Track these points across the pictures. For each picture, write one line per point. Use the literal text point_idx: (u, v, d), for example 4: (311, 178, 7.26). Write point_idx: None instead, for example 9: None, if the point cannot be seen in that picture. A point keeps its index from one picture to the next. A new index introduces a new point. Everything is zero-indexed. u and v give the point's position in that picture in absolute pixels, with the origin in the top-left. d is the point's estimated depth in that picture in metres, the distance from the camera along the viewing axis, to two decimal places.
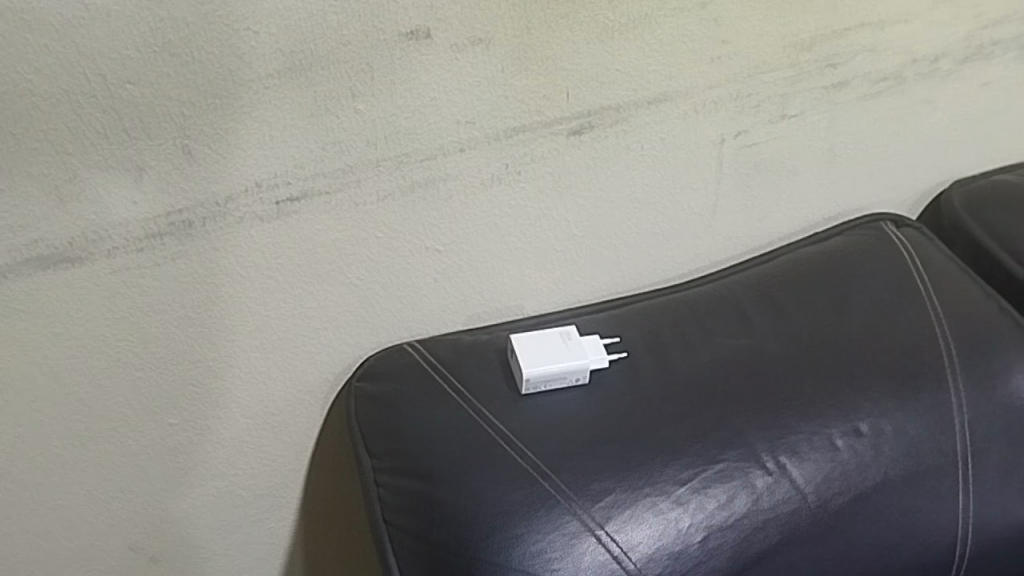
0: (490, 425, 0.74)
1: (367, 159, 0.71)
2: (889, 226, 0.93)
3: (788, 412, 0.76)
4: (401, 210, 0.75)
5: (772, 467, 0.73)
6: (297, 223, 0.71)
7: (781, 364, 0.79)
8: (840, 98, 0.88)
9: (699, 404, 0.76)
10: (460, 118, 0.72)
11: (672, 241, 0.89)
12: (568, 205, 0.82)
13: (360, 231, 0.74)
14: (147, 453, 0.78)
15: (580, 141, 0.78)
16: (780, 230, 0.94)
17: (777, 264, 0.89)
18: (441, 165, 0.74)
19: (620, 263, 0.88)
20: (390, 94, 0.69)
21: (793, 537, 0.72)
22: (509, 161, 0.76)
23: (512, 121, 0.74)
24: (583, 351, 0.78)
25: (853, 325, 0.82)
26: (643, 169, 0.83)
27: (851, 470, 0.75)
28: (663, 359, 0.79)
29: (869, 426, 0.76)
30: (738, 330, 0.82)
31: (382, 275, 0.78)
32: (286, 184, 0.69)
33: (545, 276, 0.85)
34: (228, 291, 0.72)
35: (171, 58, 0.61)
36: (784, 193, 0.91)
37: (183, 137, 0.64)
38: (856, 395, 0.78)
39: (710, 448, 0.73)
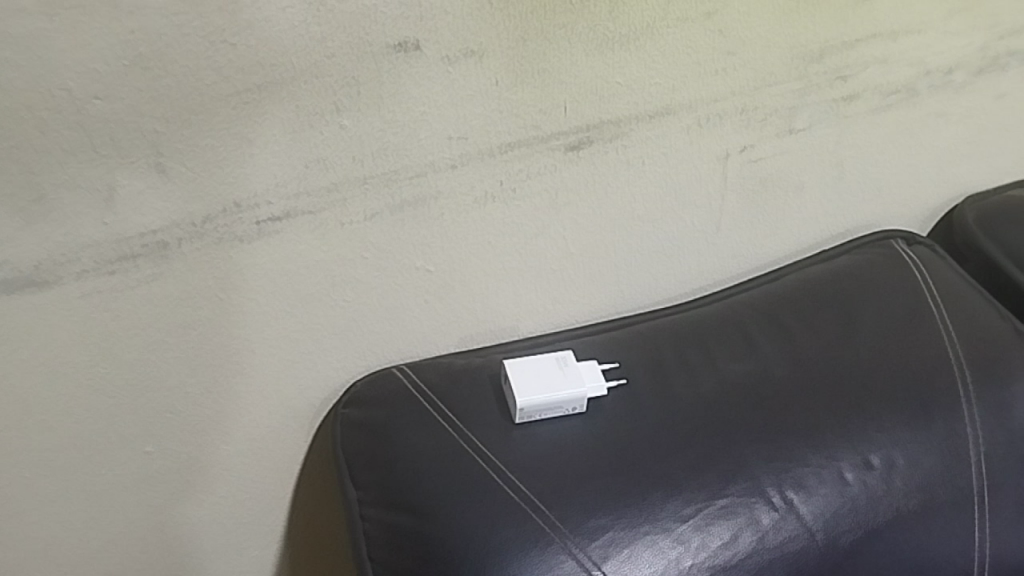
0: (481, 455, 0.70)
1: (354, 176, 0.67)
2: (899, 246, 0.90)
3: (795, 442, 0.72)
4: (389, 229, 0.71)
5: (777, 503, 0.69)
6: (279, 244, 0.68)
7: (788, 392, 0.75)
8: (850, 111, 0.84)
9: (701, 434, 0.72)
10: (453, 133, 0.69)
11: (673, 259, 0.86)
12: (566, 223, 0.78)
13: (347, 251, 0.71)
14: (122, 481, 0.74)
15: (578, 157, 0.75)
16: (785, 246, 0.91)
17: (782, 287, 0.86)
18: (432, 182, 0.70)
19: (620, 282, 0.85)
20: (377, 109, 0.65)
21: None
22: (505, 178, 0.73)
23: (508, 136, 0.71)
24: (581, 378, 0.74)
25: (862, 350, 0.79)
26: (644, 184, 0.79)
27: (862, 505, 0.71)
28: (664, 386, 0.75)
29: (880, 459, 0.72)
30: (742, 355, 0.78)
31: (371, 296, 0.74)
32: (268, 203, 0.65)
33: (541, 296, 0.82)
34: (206, 314, 0.69)
35: (143, 72, 0.57)
36: (789, 210, 0.88)
37: (157, 155, 0.60)
38: (868, 425, 0.74)
39: (713, 482, 0.70)
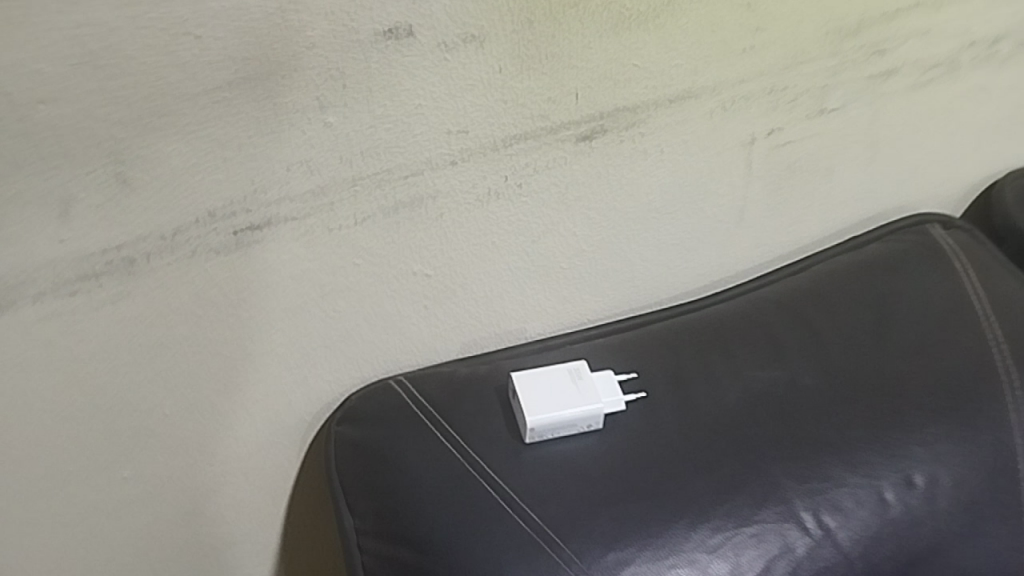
0: (489, 481, 0.64)
1: (342, 179, 0.60)
2: (937, 233, 0.83)
3: (830, 459, 0.66)
4: (384, 234, 0.64)
5: (812, 528, 0.64)
6: (262, 254, 0.61)
7: (821, 402, 0.69)
8: (885, 88, 0.77)
9: (728, 453, 0.66)
10: (452, 127, 0.61)
11: (692, 252, 0.79)
12: (576, 219, 0.71)
13: (337, 259, 0.64)
14: (99, 510, 0.68)
15: (590, 148, 0.68)
16: (811, 234, 0.84)
17: (811, 281, 0.79)
18: (429, 181, 0.63)
19: (634, 279, 0.78)
20: (366, 103, 0.57)
21: None
22: (510, 173, 0.66)
23: (513, 128, 0.64)
24: (596, 393, 0.68)
25: (899, 352, 0.73)
26: (662, 174, 0.72)
27: (903, 529, 0.66)
28: (686, 398, 0.69)
29: (923, 477, 0.67)
30: (770, 360, 0.72)
31: (364, 305, 0.68)
32: (246, 211, 0.58)
33: (550, 296, 0.75)
34: (183, 332, 0.62)
35: (95, 71, 0.49)
36: (816, 194, 0.81)
37: (117, 163, 0.53)
38: (909, 439, 0.68)
39: (742, 507, 0.64)
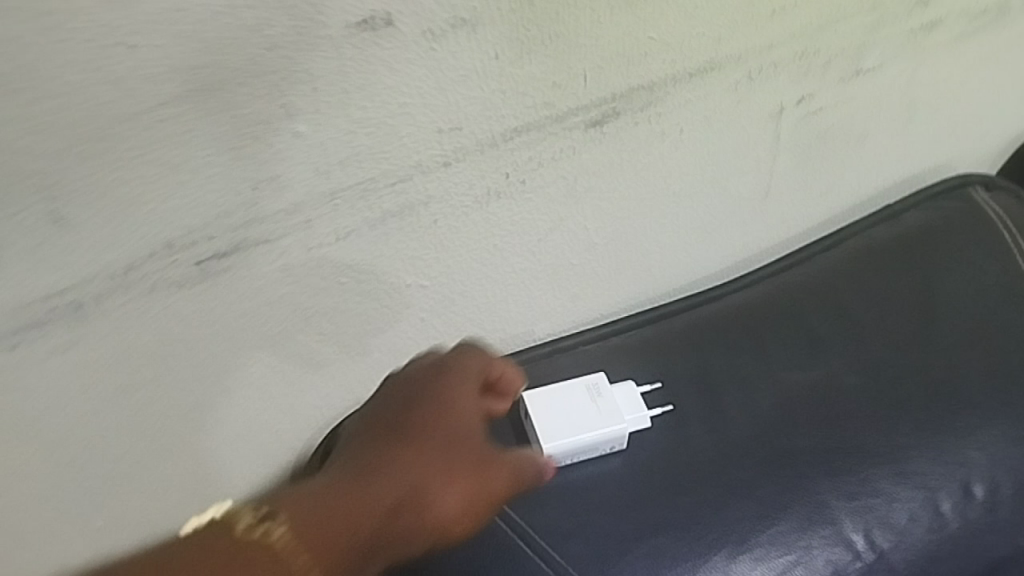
0: (502, 516, 0.58)
1: (319, 193, 0.52)
2: (980, 196, 0.75)
3: (880, 470, 0.60)
4: (370, 247, 0.56)
5: (864, 551, 0.58)
6: (232, 282, 0.53)
7: (866, 405, 0.63)
8: (927, 41, 0.68)
9: (768, 471, 0.60)
10: (443, 125, 0.53)
11: (714, 234, 0.71)
12: (587, 211, 0.63)
13: (319, 279, 0.56)
14: (71, 565, 0.60)
15: (602, 134, 0.59)
16: (843, 203, 0.76)
17: (845, 257, 0.72)
18: (420, 186, 0.55)
19: (652, 267, 0.70)
20: (342, 106, 0.49)
21: None
22: (513, 169, 0.58)
23: (514, 120, 0.55)
24: (618, 412, 0.62)
25: (950, 343, 0.66)
26: (681, 155, 0.64)
27: (962, 544, 0.60)
28: (716, 408, 0.63)
29: (983, 487, 0.61)
30: (806, 359, 0.65)
31: (355, 324, 0.60)
32: (209, 238, 0.50)
33: (560, 294, 0.67)
34: (148, 373, 0.54)
35: (9, 97, 0.40)
36: (849, 161, 0.73)
37: (49, 199, 0.44)
38: (965, 443, 0.61)
39: (786, 532, 0.58)
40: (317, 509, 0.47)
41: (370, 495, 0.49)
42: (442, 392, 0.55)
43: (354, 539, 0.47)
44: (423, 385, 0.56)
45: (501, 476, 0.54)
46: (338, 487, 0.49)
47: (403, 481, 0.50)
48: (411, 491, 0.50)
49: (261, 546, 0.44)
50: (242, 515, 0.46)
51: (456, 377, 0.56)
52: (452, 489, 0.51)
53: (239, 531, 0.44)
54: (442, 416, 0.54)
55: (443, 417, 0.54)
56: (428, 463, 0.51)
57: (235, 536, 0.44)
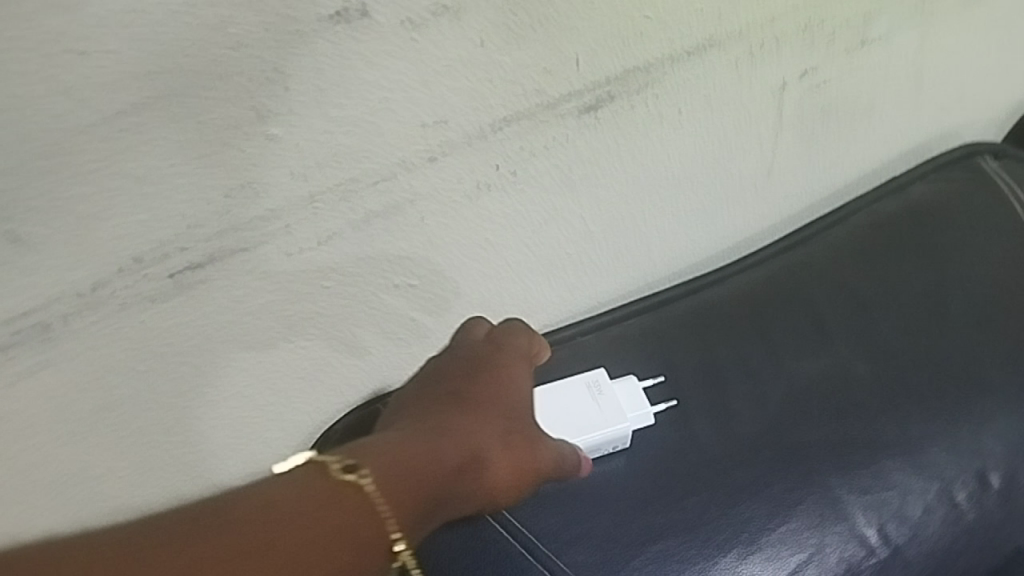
0: (503, 524, 0.55)
1: (297, 197, 0.48)
2: (990, 166, 0.73)
3: (894, 461, 0.58)
4: (355, 250, 0.53)
5: (878, 546, 0.57)
6: (209, 295, 0.49)
7: (877, 394, 0.61)
8: (931, 7, 0.67)
9: (778, 466, 0.58)
10: (428, 119, 0.50)
11: (715, 216, 0.68)
12: (583, 199, 0.60)
13: (302, 285, 0.52)
14: None
15: (596, 120, 0.57)
16: (848, 179, 0.73)
17: (851, 234, 0.69)
18: (405, 183, 0.52)
19: (650, 253, 0.67)
20: (318, 104, 0.46)
21: None
22: (502, 160, 0.54)
23: (502, 109, 0.53)
24: (620, 409, 0.59)
25: (963, 325, 0.64)
26: (679, 136, 0.61)
27: (978, 533, 0.59)
28: (720, 400, 0.61)
29: (999, 476, 0.60)
30: (813, 347, 0.63)
31: (341, 328, 0.56)
32: (181, 250, 0.47)
33: (557, 286, 0.64)
34: (125, 391, 0.50)
35: None
36: (854, 134, 0.70)
37: (3, 219, 0.41)
38: (981, 430, 0.60)
39: (798, 529, 0.56)
40: (397, 459, 0.42)
41: (444, 451, 0.44)
42: (500, 358, 0.51)
43: (428, 499, 0.42)
44: (479, 348, 0.51)
45: (551, 444, 0.50)
46: (410, 439, 0.44)
47: (470, 440, 0.46)
48: (477, 452, 0.46)
49: (351, 499, 0.39)
50: (325, 459, 0.41)
51: (511, 346, 0.52)
52: (510, 456, 0.48)
53: (325, 480, 0.39)
54: (505, 381, 0.50)
55: (506, 381, 0.50)
56: (492, 426, 0.47)
57: (322, 488, 0.39)
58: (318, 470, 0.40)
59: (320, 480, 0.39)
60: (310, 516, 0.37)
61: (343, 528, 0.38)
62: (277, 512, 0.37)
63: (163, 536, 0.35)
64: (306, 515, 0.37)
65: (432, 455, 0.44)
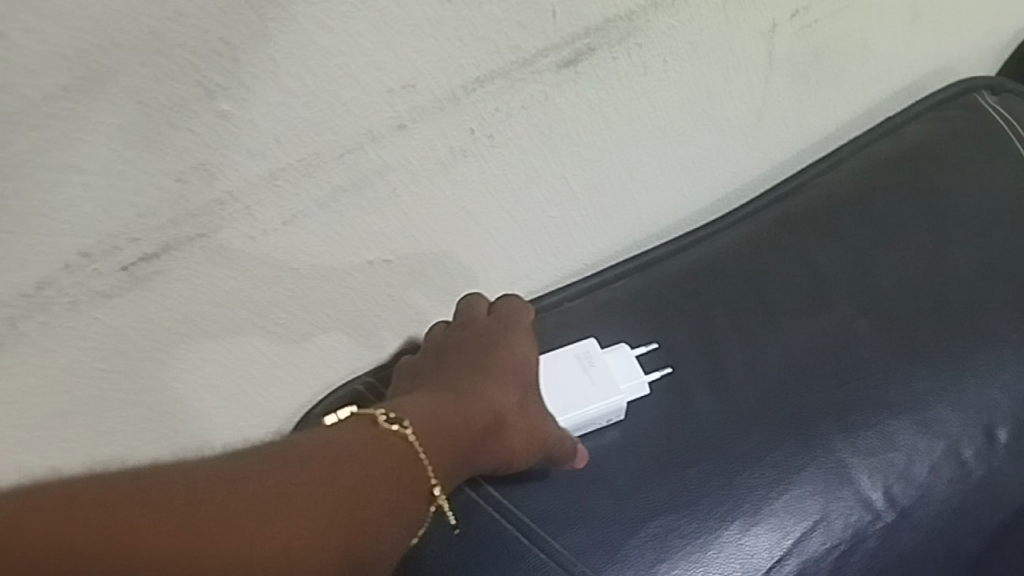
0: (497, 508, 0.53)
1: (257, 176, 0.44)
2: (988, 102, 0.69)
3: (897, 419, 0.57)
4: (323, 229, 0.49)
5: (884, 510, 0.55)
6: (168, 287, 0.45)
7: (878, 350, 0.59)
8: None
9: (780, 431, 0.56)
10: (395, 83, 0.46)
11: (704, 170, 0.65)
12: (566, 160, 0.57)
13: (268, 269, 0.48)
14: None
15: (575, 75, 0.53)
16: (840, 122, 0.69)
17: (847, 181, 0.66)
18: (374, 155, 0.48)
19: (638, 212, 0.63)
20: (272, 75, 0.42)
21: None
22: (477, 124, 0.51)
23: (475, 69, 0.49)
24: (613, 380, 0.56)
25: (965, 274, 0.62)
26: (665, 87, 0.58)
27: (988, 491, 0.58)
28: (716, 365, 0.59)
29: (1006, 431, 0.58)
30: (812, 303, 0.61)
31: (317, 311, 0.52)
32: (132, 241, 0.42)
33: (542, 252, 0.60)
34: (85, 392, 0.46)
35: None
36: (846, 75, 0.66)
37: None
38: (987, 384, 0.59)
39: (804, 496, 0.54)
40: (429, 420, 0.45)
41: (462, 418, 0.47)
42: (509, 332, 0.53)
43: (456, 456, 0.46)
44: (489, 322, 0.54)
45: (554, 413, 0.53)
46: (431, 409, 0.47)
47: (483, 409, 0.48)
48: (497, 416, 0.49)
49: (397, 449, 0.43)
50: (369, 413, 0.44)
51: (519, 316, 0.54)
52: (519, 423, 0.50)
53: (374, 430, 0.43)
54: (521, 351, 0.52)
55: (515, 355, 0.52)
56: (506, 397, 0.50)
57: (371, 440, 0.42)
58: (364, 423, 0.43)
59: (367, 431, 0.42)
60: (362, 462, 0.41)
61: (389, 472, 0.41)
62: (334, 453, 0.40)
63: (240, 461, 0.38)
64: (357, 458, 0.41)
65: (460, 417, 0.47)
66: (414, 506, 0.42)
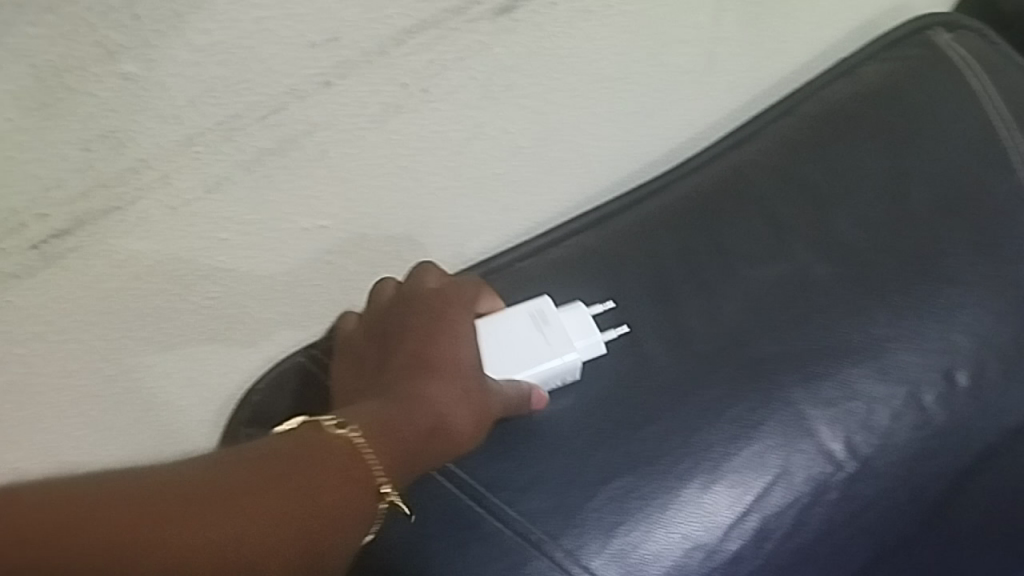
0: (449, 476, 0.51)
1: (173, 141, 0.41)
2: (944, 36, 0.67)
3: (857, 367, 0.56)
4: (251, 194, 0.46)
5: (846, 460, 0.55)
6: (85, 263, 0.42)
7: (835, 295, 0.58)
8: None
9: (739, 384, 0.55)
10: (316, 37, 0.43)
11: (655, 117, 0.62)
12: (508, 113, 0.54)
13: (195, 240, 0.46)
14: None
15: (512, 22, 0.50)
16: (793, 64, 0.67)
17: (801, 125, 0.64)
18: (299, 114, 0.45)
19: (587, 164, 0.61)
20: (179, 30, 0.39)
21: (871, 530, 0.56)
22: (410, 78, 0.48)
23: (403, 19, 0.46)
24: (568, 338, 0.53)
25: (924, 214, 0.61)
26: (608, 32, 0.55)
27: (949, 433, 0.57)
28: (672, 319, 0.57)
29: (966, 374, 0.58)
30: (769, 251, 0.59)
31: (251, 281, 0.50)
32: (41, 216, 0.39)
33: (489, 209, 0.58)
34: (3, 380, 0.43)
35: None
36: (798, 14, 0.64)
37: None
38: (946, 328, 0.58)
39: (764, 452, 0.53)
40: (366, 422, 0.44)
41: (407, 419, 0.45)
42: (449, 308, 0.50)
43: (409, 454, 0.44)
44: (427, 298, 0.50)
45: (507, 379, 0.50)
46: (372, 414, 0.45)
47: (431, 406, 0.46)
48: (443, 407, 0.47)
49: (339, 452, 0.41)
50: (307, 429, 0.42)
51: (460, 292, 0.51)
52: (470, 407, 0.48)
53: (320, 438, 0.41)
54: (465, 323, 0.50)
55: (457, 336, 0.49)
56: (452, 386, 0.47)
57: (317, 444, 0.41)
58: (310, 428, 0.42)
59: (314, 437, 0.41)
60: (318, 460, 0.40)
61: (337, 474, 0.40)
62: (290, 458, 0.40)
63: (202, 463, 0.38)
64: (307, 465, 0.40)
65: (404, 413, 0.45)
66: (365, 506, 0.41)
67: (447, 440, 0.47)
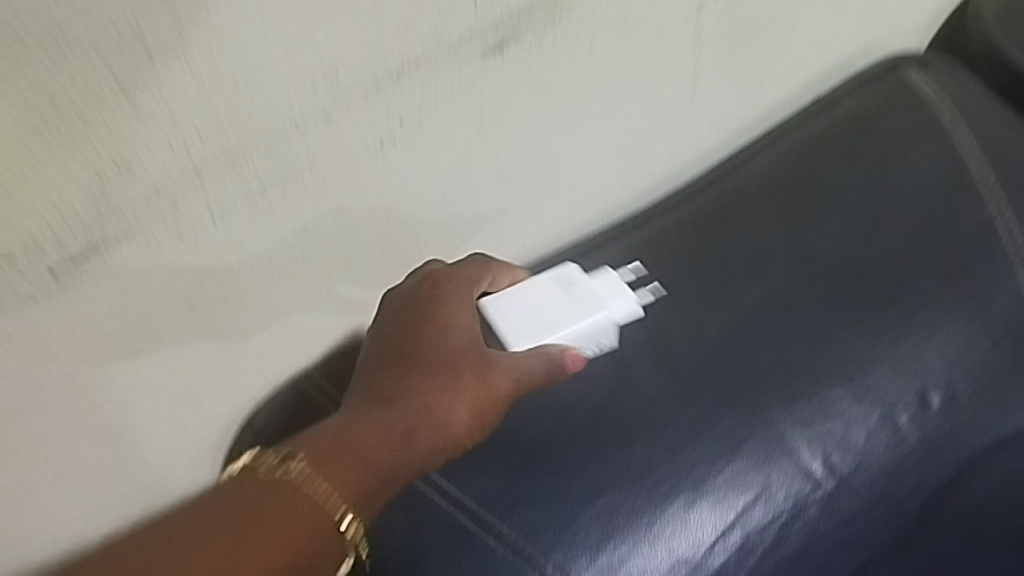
0: (444, 494, 0.54)
1: (181, 169, 0.44)
2: (913, 76, 0.72)
3: (833, 387, 0.58)
4: (253, 220, 0.49)
5: (824, 478, 0.56)
6: (97, 285, 0.45)
7: (811, 316, 0.60)
8: None
9: (720, 403, 0.57)
10: (315, 73, 0.46)
11: (640, 149, 0.65)
12: (498, 145, 0.57)
13: (200, 263, 0.48)
14: None
15: (501, 59, 0.53)
16: (773, 99, 0.70)
17: (776, 157, 0.68)
18: (299, 144, 0.48)
19: (575, 193, 0.64)
20: (187, 66, 0.42)
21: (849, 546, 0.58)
22: (404, 112, 0.51)
23: (398, 56, 0.49)
24: (600, 298, 0.58)
25: (896, 240, 0.64)
26: (592, 69, 0.58)
27: (926, 452, 0.59)
28: (657, 342, 0.59)
29: (940, 395, 0.60)
30: (748, 274, 0.63)
31: (252, 303, 0.52)
32: (56, 241, 0.42)
33: (480, 235, 0.61)
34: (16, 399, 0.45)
35: None
36: (777, 51, 0.67)
37: None
38: (921, 349, 0.60)
39: (746, 470, 0.55)
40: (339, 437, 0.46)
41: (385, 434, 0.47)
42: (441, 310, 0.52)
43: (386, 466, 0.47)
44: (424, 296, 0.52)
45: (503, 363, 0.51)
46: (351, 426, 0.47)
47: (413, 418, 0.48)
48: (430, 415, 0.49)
49: (289, 491, 0.43)
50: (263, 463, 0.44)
51: (459, 289, 0.53)
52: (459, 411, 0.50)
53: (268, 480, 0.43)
54: (459, 324, 0.52)
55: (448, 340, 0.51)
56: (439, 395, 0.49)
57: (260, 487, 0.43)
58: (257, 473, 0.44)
59: (252, 484, 0.43)
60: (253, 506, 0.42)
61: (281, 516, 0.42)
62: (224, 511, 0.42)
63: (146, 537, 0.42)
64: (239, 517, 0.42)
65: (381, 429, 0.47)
66: (323, 541, 0.43)
67: (437, 444, 0.49)
